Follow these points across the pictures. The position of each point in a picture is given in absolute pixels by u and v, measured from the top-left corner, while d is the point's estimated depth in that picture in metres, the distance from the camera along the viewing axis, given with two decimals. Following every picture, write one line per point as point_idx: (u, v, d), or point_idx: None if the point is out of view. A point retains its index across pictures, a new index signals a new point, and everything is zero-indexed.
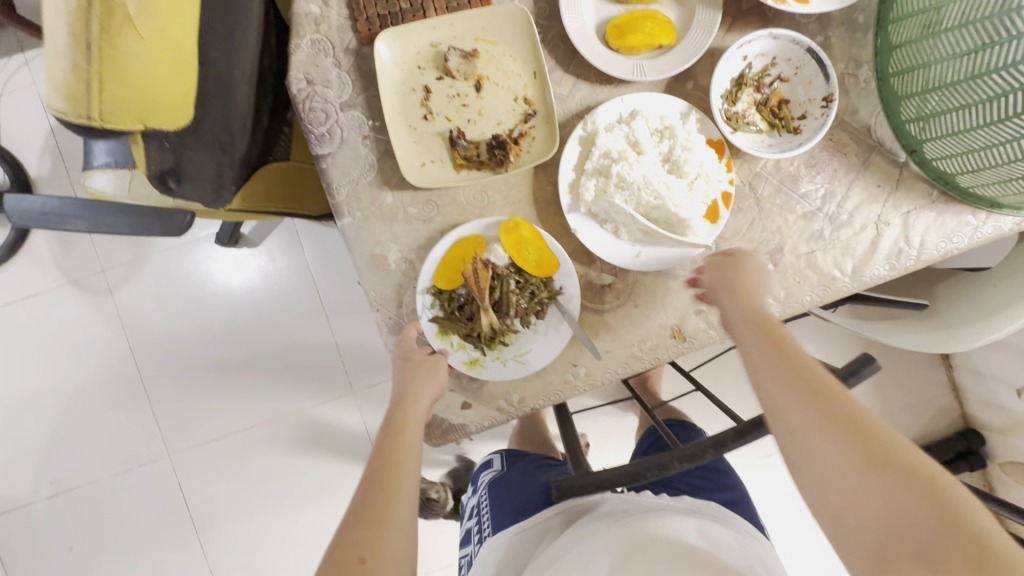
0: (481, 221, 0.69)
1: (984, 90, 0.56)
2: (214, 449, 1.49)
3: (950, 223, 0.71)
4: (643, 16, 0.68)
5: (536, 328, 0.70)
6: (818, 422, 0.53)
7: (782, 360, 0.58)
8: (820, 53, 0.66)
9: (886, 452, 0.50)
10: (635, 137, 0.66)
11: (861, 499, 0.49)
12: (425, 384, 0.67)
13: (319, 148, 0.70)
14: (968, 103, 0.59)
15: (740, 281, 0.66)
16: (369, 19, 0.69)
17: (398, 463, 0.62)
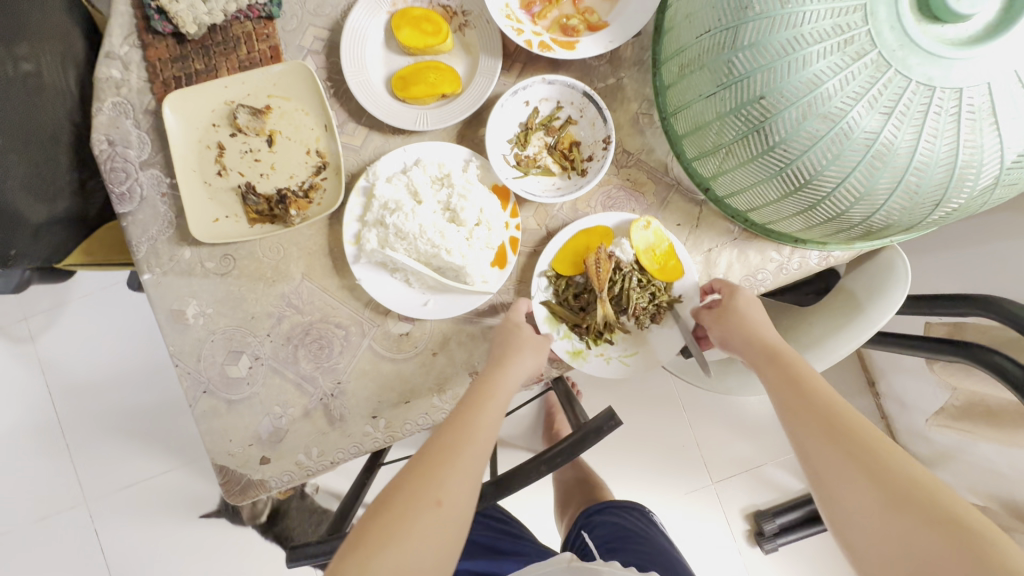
0: (619, 214, 0.67)
1: (739, 123, 0.55)
2: (133, 496, 1.48)
3: (753, 260, 0.69)
4: (426, 67, 0.69)
5: (649, 330, 0.68)
6: (836, 459, 0.52)
7: (802, 395, 0.58)
8: (595, 96, 0.66)
9: (898, 482, 0.48)
10: (414, 187, 0.66)
11: (885, 537, 0.46)
12: (525, 357, 0.62)
13: (120, 207, 0.71)
14: (733, 137, 0.57)
15: (743, 308, 0.66)
16: (166, 81, 0.71)
17: (446, 460, 0.54)
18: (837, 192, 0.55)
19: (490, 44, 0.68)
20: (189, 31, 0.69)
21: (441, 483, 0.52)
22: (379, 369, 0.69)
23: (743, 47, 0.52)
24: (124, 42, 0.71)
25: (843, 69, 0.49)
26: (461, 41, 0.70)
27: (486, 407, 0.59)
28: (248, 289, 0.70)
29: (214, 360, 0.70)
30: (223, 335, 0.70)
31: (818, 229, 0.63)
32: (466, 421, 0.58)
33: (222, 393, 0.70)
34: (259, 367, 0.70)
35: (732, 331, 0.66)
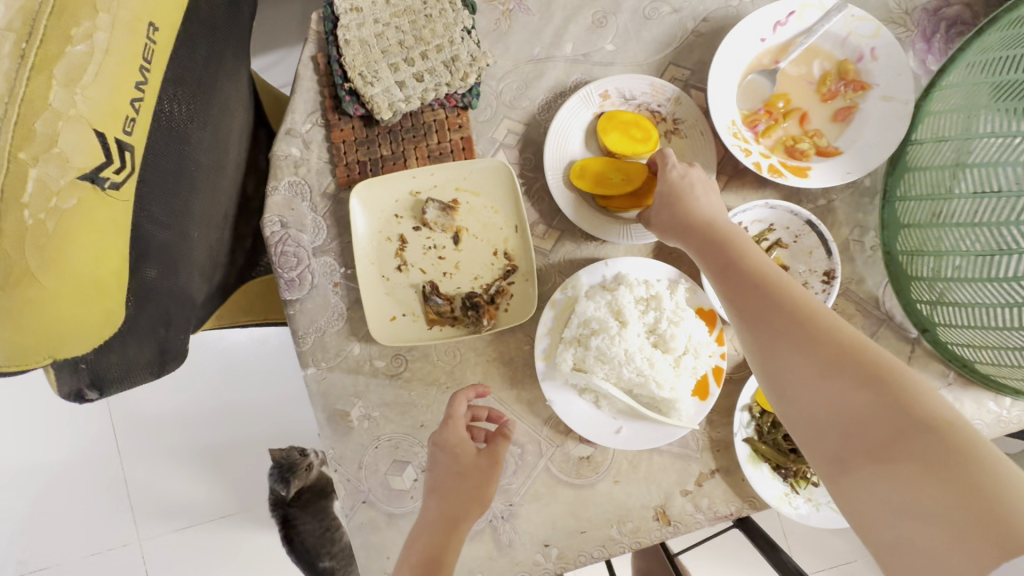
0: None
1: (1010, 293, 0.50)
2: (185, 539, 1.41)
3: (969, 408, 0.64)
4: (632, 175, 0.64)
5: None
6: (821, 387, 0.44)
7: (789, 325, 0.48)
8: (819, 225, 0.62)
9: (900, 410, 0.39)
10: (619, 307, 0.61)
11: (877, 477, 0.39)
12: (466, 493, 0.60)
13: (288, 293, 0.66)
14: (980, 303, 0.53)
15: (686, 197, 0.59)
16: (349, 164, 0.67)
17: None
18: None
19: (701, 157, 0.65)
20: (384, 117, 0.65)
21: None
22: (556, 493, 0.64)
23: None
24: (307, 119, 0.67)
25: None
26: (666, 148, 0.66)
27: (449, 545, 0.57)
28: (419, 395, 0.65)
29: (377, 469, 0.65)
30: (388, 443, 0.65)
31: None
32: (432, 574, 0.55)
33: (383, 504, 0.65)
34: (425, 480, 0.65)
35: (675, 230, 0.59)
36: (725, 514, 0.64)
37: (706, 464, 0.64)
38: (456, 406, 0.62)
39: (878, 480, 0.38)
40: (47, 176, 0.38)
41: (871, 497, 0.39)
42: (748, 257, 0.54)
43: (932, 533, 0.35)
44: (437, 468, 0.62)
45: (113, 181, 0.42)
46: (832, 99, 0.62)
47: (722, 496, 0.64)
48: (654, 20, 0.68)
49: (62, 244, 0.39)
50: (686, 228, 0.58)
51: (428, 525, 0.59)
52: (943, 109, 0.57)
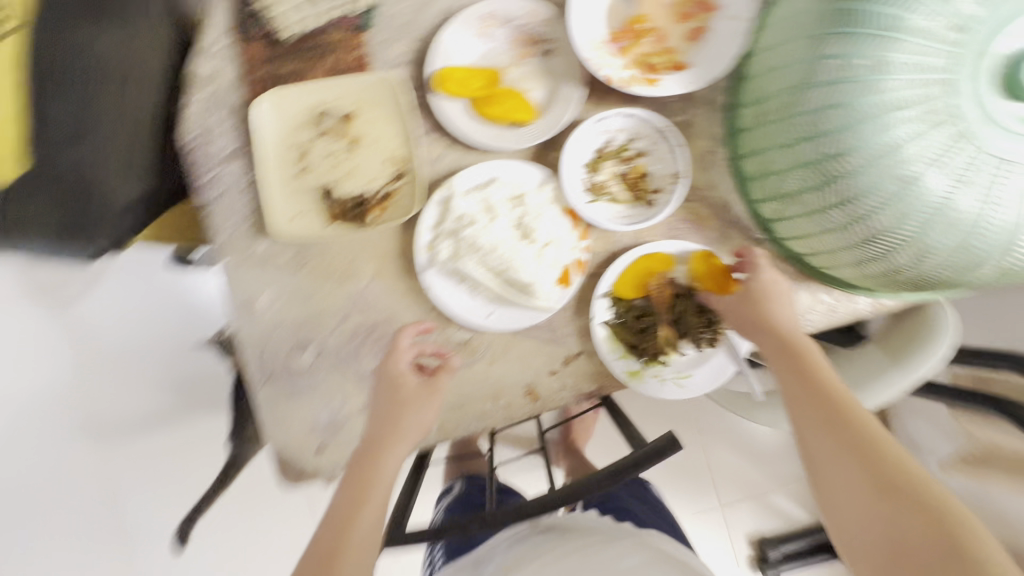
0: (685, 244, 0.71)
1: (825, 172, 0.57)
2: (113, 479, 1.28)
3: (805, 299, 0.73)
4: (504, 92, 0.71)
5: (701, 353, 0.71)
6: (859, 489, 0.57)
7: (837, 429, 0.60)
8: (672, 132, 0.70)
9: (846, 423, 0.60)
10: (490, 203, 0.69)
11: (825, 465, 0.60)
12: (405, 425, 0.67)
13: (201, 195, 0.74)
14: (800, 189, 0.61)
15: (764, 288, 0.68)
16: (256, 79, 0.74)
17: (349, 524, 0.63)
18: (903, 248, 0.58)
19: (570, 73, 0.72)
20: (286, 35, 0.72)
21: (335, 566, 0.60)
22: (439, 373, 0.73)
23: (826, 109, 0.55)
24: (216, 37, 0.73)
25: (921, 135, 0.52)
26: (542, 68, 0.73)
27: (379, 467, 0.66)
28: (318, 286, 0.73)
29: (280, 352, 0.73)
30: (290, 329, 0.73)
31: (874, 280, 0.67)
32: (364, 490, 0.64)
33: (287, 378, 0.73)
34: (322, 360, 0.73)
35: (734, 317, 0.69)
36: (589, 393, 0.74)
37: (571, 347, 0.73)
38: (401, 341, 0.70)
39: (893, 557, 0.52)
40: None
41: (888, 574, 0.52)
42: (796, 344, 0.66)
43: (859, 502, 0.56)
44: (380, 398, 0.69)
45: None
46: (686, 19, 0.69)
47: (585, 376, 0.73)
48: None
49: None
50: (739, 315, 0.68)
51: (362, 454, 0.67)
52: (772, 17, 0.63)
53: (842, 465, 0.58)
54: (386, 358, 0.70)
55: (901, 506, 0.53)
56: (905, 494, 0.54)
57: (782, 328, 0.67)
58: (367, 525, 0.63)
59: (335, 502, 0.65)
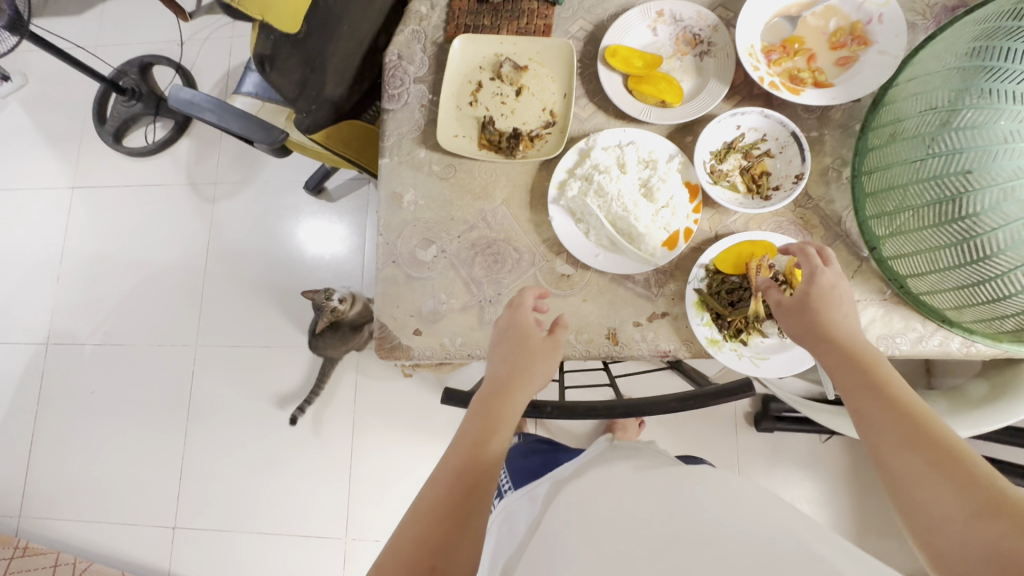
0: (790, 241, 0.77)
1: (941, 187, 0.63)
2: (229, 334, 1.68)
3: (895, 324, 0.77)
4: (660, 76, 0.82)
5: (782, 341, 0.75)
6: (960, 515, 0.47)
7: (919, 444, 0.53)
8: (801, 138, 0.77)
9: (929, 436, 0.53)
10: (623, 160, 0.79)
11: (905, 486, 0.52)
12: (539, 369, 0.71)
13: (387, 104, 0.89)
14: (917, 204, 0.66)
15: (833, 302, 0.67)
16: (458, 25, 0.89)
17: (479, 457, 0.61)
18: (1011, 275, 0.60)
19: (722, 73, 0.81)
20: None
21: (477, 501, 0.57)
22: None
23: (965, 129, 0.60)
24: None
25: None
26: (696, 65, 0.83)
27: (508, 405, 0.66)
28: (457, 197, 0.85)
29: (409, 241, 0.85)
30: (423, 225, 0.85)
31: (969, 312, 0.69)
32: (494, 420, 0.65)
33: (409, 264, 0.85)
34: (442, 258, 0.84)
35: (796, 323, 0.67)
36: (664, 350, 0.78)
37: (660, 306, 0.79)
38: (524, 297, 0.76)
39: None
40: None
41: None
42: (867, 355, 0.62)
43: (953, 526, 0.47)
44: (505, 346, 0.73)
45: None
46: (839, 48, 0.78)
47: (665, 335, 0.78)
48: None
49: None
50: (804, 324, 0.66)
51: (492, 389, 0.68)
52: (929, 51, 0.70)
53: (927, 483, 0.50)
54: (510, 308, 0.76)
55: (1007, 524, 0.44)
56: (1007, 510, 0.45)
57: (841, 331, 0.64)
58: (498, 451, 0.62)
59: (458, 436, 0.64)
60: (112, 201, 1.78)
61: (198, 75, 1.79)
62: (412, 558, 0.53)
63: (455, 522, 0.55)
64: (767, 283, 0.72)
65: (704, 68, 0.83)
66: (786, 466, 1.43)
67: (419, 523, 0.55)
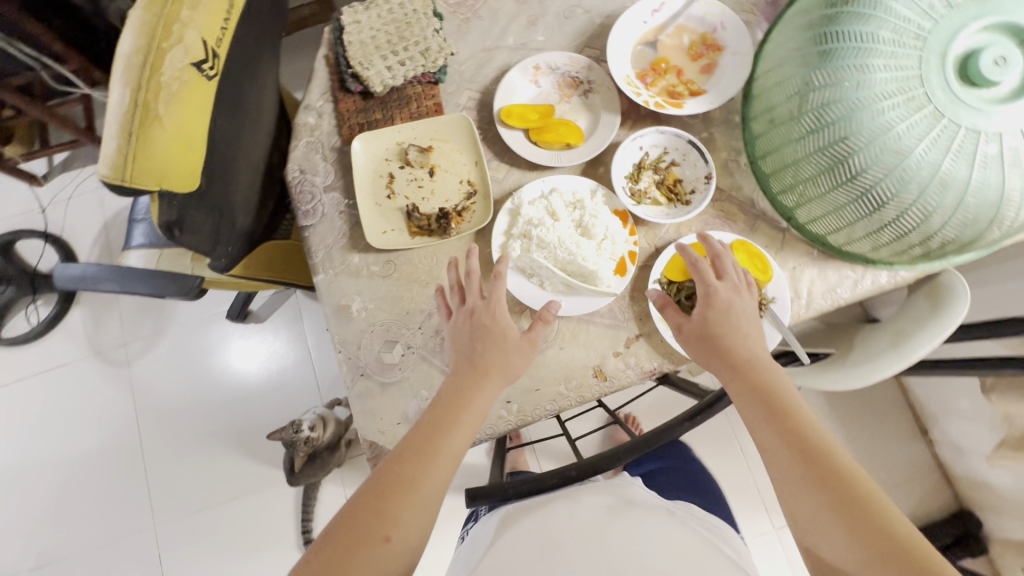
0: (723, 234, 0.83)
1: (827, 156, 0.71)
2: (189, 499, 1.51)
3: (831, 277, 0.85)
4: (557, 121, 0.87)
5: None
6: (855, 555, 0.56)
7: (821, 485, 0.59)
8: (698, 143, 0.84)
9: (831, 475, 0.60)
10: (553, 208, 0.82)
11: (812, 526, 0.60)
12: (515, 360, 0.75)
13: (305, 220, 0.86)
14: (812, 175, 0.75)
15: (737, 303, 0.73)
16: (352, 126, 0.90)
17: (428, 457, 0.67)
18: (908, 212, 0.69)
19: (609, 105, 0.88)
20: (377, 89, 0.89)
21: (414, 490, 0.65)
22: None
23: (826, 104, 0.69)
24: (319, 98, 0.91)
25: (908, 118, 0.64)
26: (585, 103, 0.89)
27: (471, 406, 0.71)
28: (405, 290, 0.84)
29: (372, 348, 0.82)
30: (381, 328, 0.83)
31: (885, 250, 0.78)
32: (456, 414, 0.70)
33: (379, 372, 0.81)
34: (411, 355, 0.82)
35: (704, 350, 0.72)
36: (650, 369, 0.81)
37: (632, 330, 0.81)
38: (496, 291, 0.77)
39: None
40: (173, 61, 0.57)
41: None
42: (769, 386, 0.67)
43: (849, 566, 0.57)
44: (478, 337, 0.75)
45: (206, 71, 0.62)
46: (699, 58, 0.87)
47: (646, 354, 0.81)
48: (571, 18, 0.93)
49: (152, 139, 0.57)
50: (712, 353, 0.71)
51: (453, 390, 0.73)
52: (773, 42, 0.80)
53: (826, 528, 0.58)
54: (484, 301, 0.77)
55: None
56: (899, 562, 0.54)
57: (741, 358, 0.70)
58: (450, 453, 0.68)
59: (410, 442, 0.69)
60: (7, 402, 1.56)
61: (73, 237, 1.65)
62: (368, 525, 0.62)
63: (405, 499, 0.64)
64: (658, 299, 0.76)
65: (591, 104, 0.89)
66: None
67: (375, 496, 0.64)
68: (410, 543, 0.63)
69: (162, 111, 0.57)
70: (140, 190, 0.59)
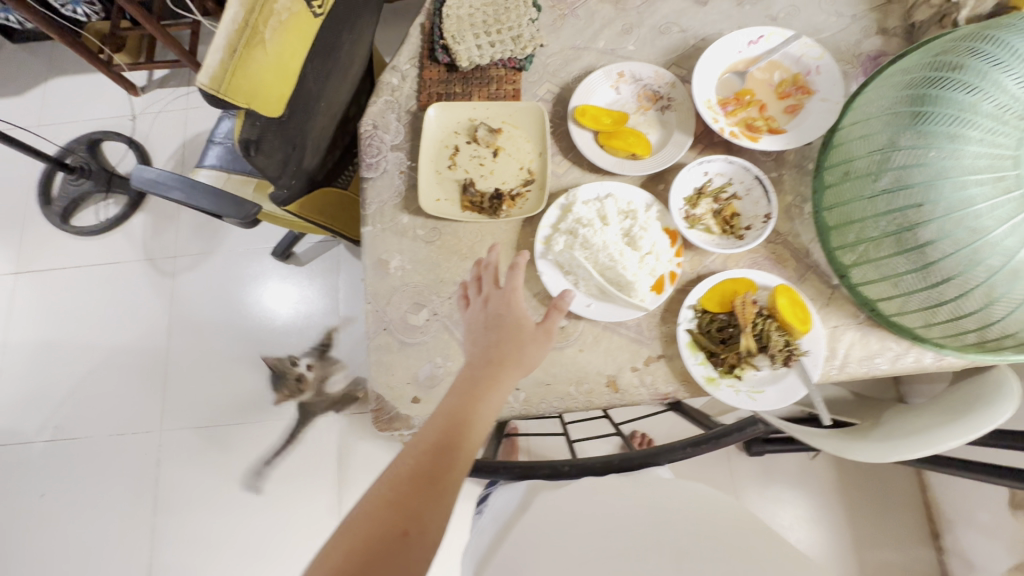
0: (767, 275, 0.80)
1: (898, 219, 0.68)
2: (197, 413, 1.58)
3: (873, 345, 0.81)
4: (629, 130, 0.87)
5: (772, 373, 0.77)
6: None
7: None
8: (764, 181, 0.82)
9: None
10: (604, 212, 0.82)
11: None
12: (536, 349, 0.72)
13: (366, 172, 0.90)
14: (879, 236, 0.71)
15: None
16: (430, 94, 0.92)
17: (446, 445, 0.62)
18: (969, 295, 0.65)
19: (683, 126, 0.87)
20: (462, 65, 0.92)
21: (436, 480, 0.59)
22: None
23: (909, 166, 0.66)
24: (407, 62, 0.94)
25: (993, 198, 0.61)
26: (659, 119, 0.89)
27: (493, 390, 0.67)
28: (444, 259, 0.86)
29: (399, 307, 0.84)
30: (413, 289, 0.85)
31: (938, 329, 0.74)
32: (474, 401, 0.66)
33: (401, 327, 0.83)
34: (435, 321, 0.84)
35: None
36: (664, 392, 0.79)
37: (655, 349, 0.81)
38: (514, 281, 0.76)
39: None
40: None
41: None
42: None
43: None
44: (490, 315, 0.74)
45: (314, 7, 0.66)
46: (786, 97, 0.86)
47: (663, 377, 0.80)
48: (666, 34, 0.94)
49: (253, 59, 0.61)
50: None
51: (478, 369, 0.69)
52: (864, 100, 0.78)
53: None
54: (501, 290, 0.77)
55: None
56: None
57: None
58: (471, 442, 0.63)
59: (430, 427, 0.64)
60: (61, 285, 1.68)
61: (152, 148, 1.76)
62: (381, 521, 0.56)
63: (427, 495, 0.58)
64: None
65: (665, 121, 0.89)
66: (779, 486, 1.45)
67: (388, 487, 0.59)
68: (429, 544, 0.56)
69: (267, 35, 0.61)
70: (231, 105, 0.62)
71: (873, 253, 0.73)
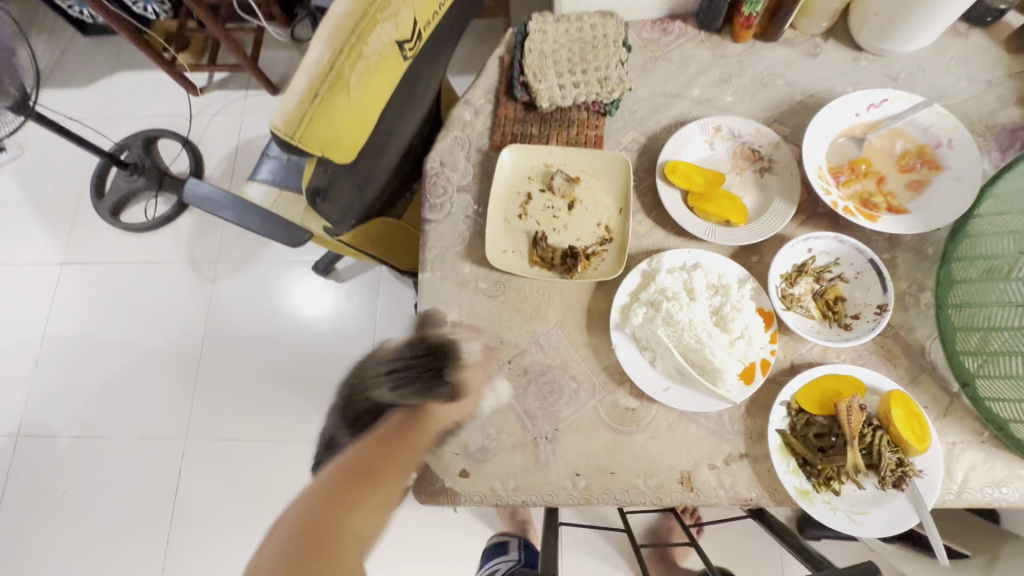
0: (878, 376, 0.70)
1: None
2: (224, 424, 1.54)
3: (1001, 470, 0.68)
4: (723, 193, 0.78)
5: (880, 494, 0.66)
6: None
7: None
8: (881, 266, 0.72)
9: None
10: (692, 285, 0.74)
11: None
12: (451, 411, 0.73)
13: (429, 213, 0.83)
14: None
15: None
16: (505, 134, 0.85)
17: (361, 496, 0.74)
18: None
19: (786, 192, 0.78)
20: (542, 105, 0.85)
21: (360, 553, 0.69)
22: (598, 434, 0.72)
23: None
24: (482, 97, 0.87)
25: None
26: (757, 182, 0.80)
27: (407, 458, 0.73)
28: (506, 317, 0.78)
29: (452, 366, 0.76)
30: (468, 347, 0.77)
31: None
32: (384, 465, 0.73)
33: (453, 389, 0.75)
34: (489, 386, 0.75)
35: None
36: (745, 498, 0.69)
37: (737, 446, 0.71)
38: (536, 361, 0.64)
39: None
40: (383, 32, 0.54)
41: None
42: None
43: None
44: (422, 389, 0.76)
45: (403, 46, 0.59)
46: (908, 171, 0.77)
47: (745, 480, 0.70)
48: (769, 87, 0.85)
49: (332, 106, 0.55)
50: None
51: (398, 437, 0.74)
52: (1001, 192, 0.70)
53: None
54: None
55: None
56: None
57: None
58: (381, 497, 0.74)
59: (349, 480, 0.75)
60: (104, 280, 1.67)
61: (206, 150, 1.75)
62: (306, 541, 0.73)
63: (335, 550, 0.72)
64: None
65: (765, 185, 0.79)
66: None
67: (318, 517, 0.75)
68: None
69: (353, 81, 0.54)
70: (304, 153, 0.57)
71: (1019, 366, 0.63)
